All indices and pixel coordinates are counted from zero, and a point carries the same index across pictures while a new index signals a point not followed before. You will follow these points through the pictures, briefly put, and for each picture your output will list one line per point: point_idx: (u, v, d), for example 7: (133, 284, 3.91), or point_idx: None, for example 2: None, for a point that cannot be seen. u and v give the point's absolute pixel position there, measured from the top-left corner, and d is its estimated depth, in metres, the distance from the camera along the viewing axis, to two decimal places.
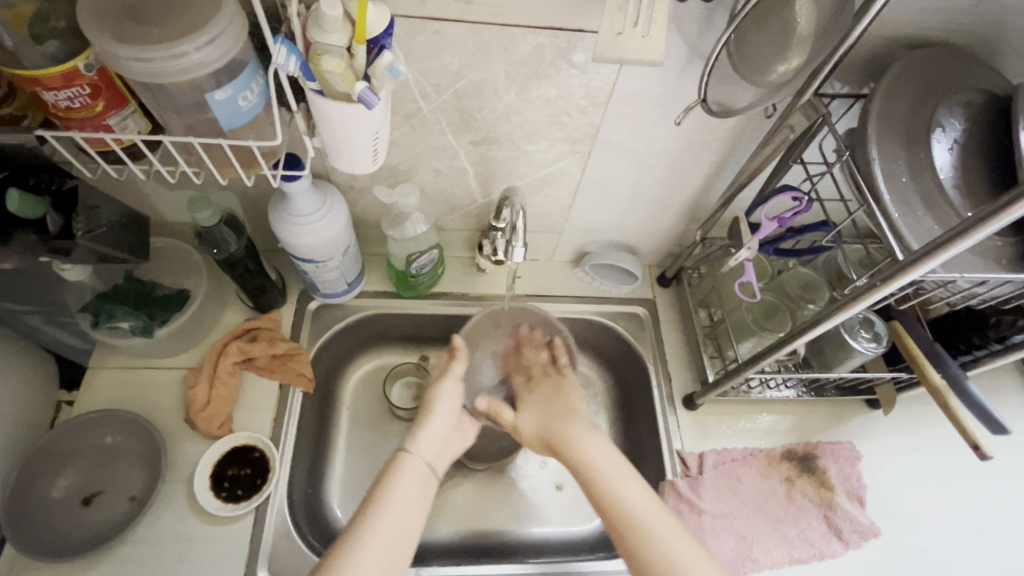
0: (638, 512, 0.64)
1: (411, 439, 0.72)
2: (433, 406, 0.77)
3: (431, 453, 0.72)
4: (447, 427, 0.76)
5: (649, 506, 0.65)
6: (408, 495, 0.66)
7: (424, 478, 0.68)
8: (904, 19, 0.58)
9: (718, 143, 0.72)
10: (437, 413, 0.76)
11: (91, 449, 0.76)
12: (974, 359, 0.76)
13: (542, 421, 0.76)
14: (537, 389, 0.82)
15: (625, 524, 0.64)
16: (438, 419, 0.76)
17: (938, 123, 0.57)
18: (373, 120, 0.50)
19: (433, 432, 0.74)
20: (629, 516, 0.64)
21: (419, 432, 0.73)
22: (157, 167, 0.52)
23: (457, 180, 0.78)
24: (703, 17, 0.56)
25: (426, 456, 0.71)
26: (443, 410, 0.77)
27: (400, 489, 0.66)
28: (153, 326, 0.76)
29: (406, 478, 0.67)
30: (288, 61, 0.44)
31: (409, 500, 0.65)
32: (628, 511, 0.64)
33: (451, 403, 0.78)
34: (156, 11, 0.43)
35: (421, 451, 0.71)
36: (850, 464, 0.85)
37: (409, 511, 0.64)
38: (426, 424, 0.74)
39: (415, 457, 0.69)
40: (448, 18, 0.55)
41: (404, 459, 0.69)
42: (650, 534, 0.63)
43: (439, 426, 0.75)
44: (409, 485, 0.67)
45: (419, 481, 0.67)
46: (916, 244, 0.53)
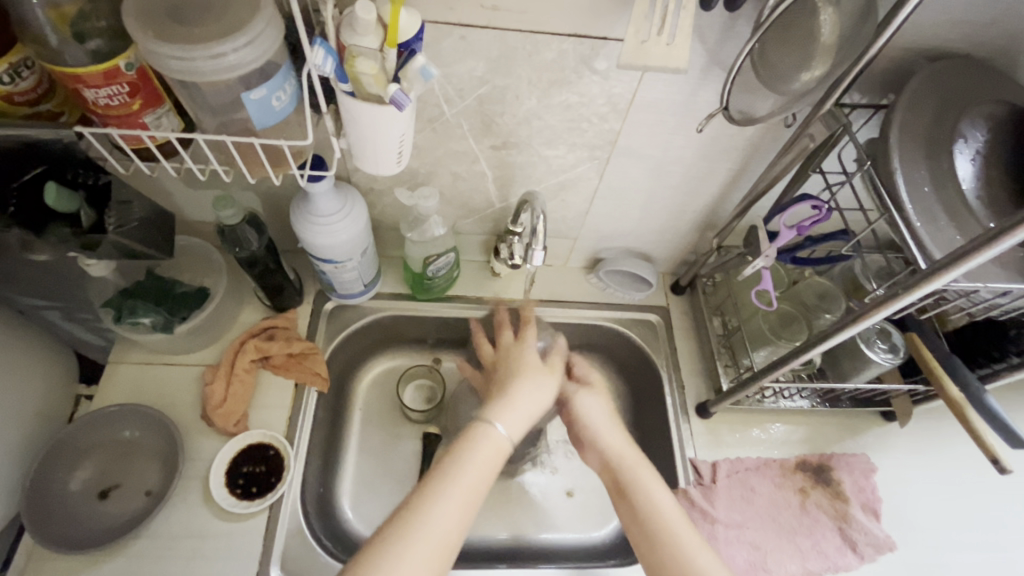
0: (674, 523, 0.63)
1: (496, 411, 0.66)
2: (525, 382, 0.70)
3: (513, 429, 0.66)
4: (537, 407, 0.69)
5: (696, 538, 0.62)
6: (481, 467, 0.61)
7: (499, 452, 0.63)
8: (926, 30, 0.58)
9: (736, 152, 0.73)
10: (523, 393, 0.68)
11: (109, 442, 0.76)
12: (992, 373, 0.75)
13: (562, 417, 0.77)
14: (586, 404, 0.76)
15: (661, 535, 0.63)
16: (527, 400, 0.68)
17: (960, 134, 0.58)
18: (402, 122, 0.50)
19: (518, 409, 0.67)
20: (672, 535, 0.62)
21: (506, 406, 0.67)
22: (189, 165, 0.53)
23: (475, 184, 0.79)
24: (727, 26, 0.57)
25: (508, 432, 0.65)
26: (537, 393, 0.70)
27: (476, 459, 0.61)
28: (173, 322, 0.77)
29: (483, 450, 0.62)
30: (324, 62, 0.45)
31: (480, 474, 0.60)
32: (661, 526, 0.63)
33: (541, 393, 0.70)
34: (196, 12, 0.45)
35: (504, 425, 0.65)
36: (865, 477, 0.85)
37: (478, 484, 0.59)
38: (513, 397, 0.68)
39: (496, 431, 0.64)
40: (474, 24, 0.56)
41: (486, 430, 0.63)
42: (690, 552, 0.61)
43: (528, 404, 0.68)
44: (486, 458, 0.61)
45: (495, 455, 0.62)
46: (939, 254, 0.53)
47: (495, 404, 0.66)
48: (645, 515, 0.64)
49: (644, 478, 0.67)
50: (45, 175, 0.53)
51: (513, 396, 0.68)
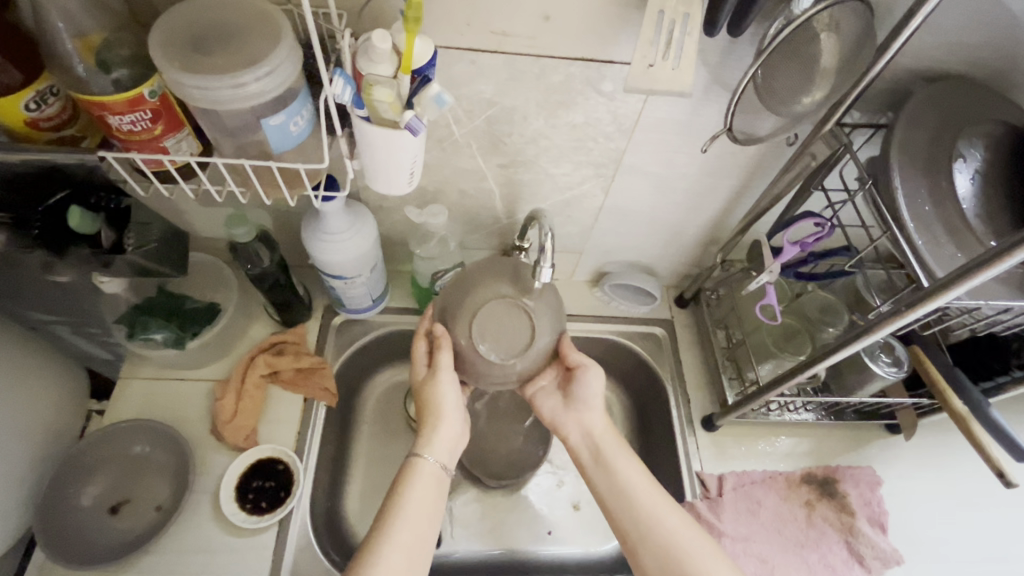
0: (630, 482, 0.68)
1: (421, 440, 0.69)
2: (436, 405, 0.69)
3: (446, 455, 0.69)
4: (456, 420, 0.71)
5: (670, 513, 0.66)
6: (424, 503, 0.65)
7: (438, 482, 0.67)
8: (923, 53, 0.60)
9: (739, 169, 0.74)
10: (442, 414, 0.69)
11: (120, 457, 0.77)
12: (996, 386, 0.75)
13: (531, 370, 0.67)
14: (580, 383, 0.73)
15: (621, 503, 0.67)
16: (447, 419, 0.70)
17: (959, 154, 0.59)
18: (415, 145, 0.52)
19: (444, 431, 0.69)
20: (644, 509, 0.66)
21: (429, 431, 0.69)
22: (207, 186, 0.54)
23: (483, 201, 0.80)
24: (729, 50, 0.59)
25: (440, 459, 0.68)
26: (449, 411, 0.70)
27: (414, 499, 0.65)
28: (185, 337, 0.79)
29: (419, 486, 0.66)
30: (343, 91, 0.46)
31: (424, 513, 0.64)
32: (630, 495, 0.67)
33: (455, 396, 0.70)
34: (219, 42, 0.46)
35: (435, 454, 0.68)
36: (871, 489, 0.85)
37: (424, 520, 0.64)
38: (433, 423, 0.69)
39: (426, 463, 0.67)
40: (484, 49, 0.58)
41: (418, 465, 0.67)
42: (650, 512, 0.66)
43: (451, 426, 0.70)
44: (425, 491, 0.66)
45: (434, 487, 0.66)
46: (940, 272, 0.55)
47: (421, 434, 0.69)
48: (618, 493, 0.68)
49: (613, 457, 0.70)
50: (69, 198, 0.54)
51: (431, 425, 0.69)
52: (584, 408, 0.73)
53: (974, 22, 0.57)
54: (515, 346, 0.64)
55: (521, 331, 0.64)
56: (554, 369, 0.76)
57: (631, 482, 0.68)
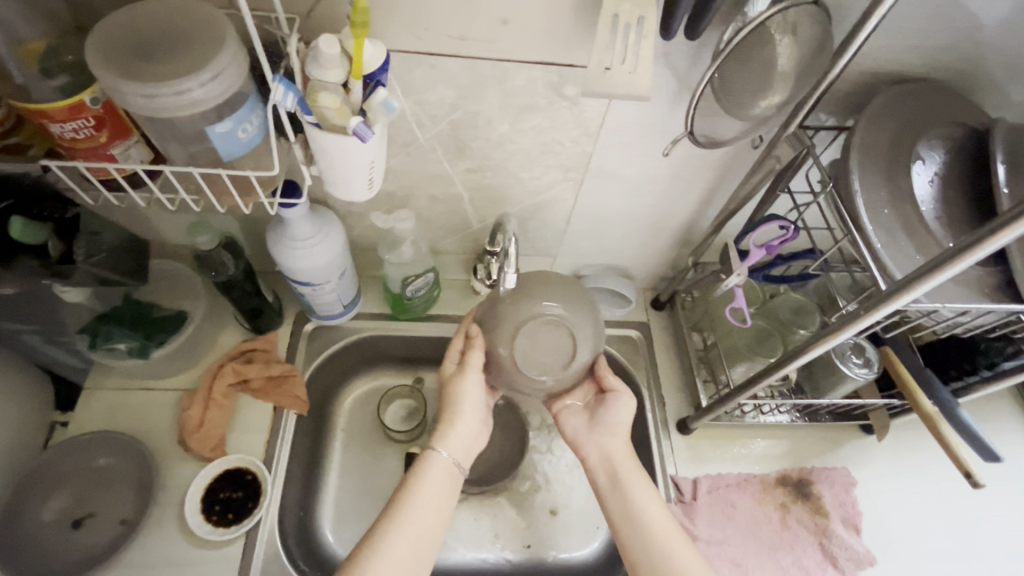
0: (648, 509, 0.68)
1: (440, 436, 0.69)
2: (457, 403, 0.70)
3: (460, 453, 0.69)
4: (475, 419, 0.71)
5: (675, 535, 0.67)
6: (433, 497, 0.65)
7: (449, 478, 0.67)
8: (883, 55, 0.60)
9: (709, 172, 0.74)
10: (462, 412, 0.70)
11: (83, 471, 0.76)
12: (966, 386, 0.76)
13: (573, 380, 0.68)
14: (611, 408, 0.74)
15: (636, 527, 0.67)
16: (465, 416, 0.70)
17: (918, 156, 0.59)
18: (369, 151, 0.51)
19: (463, 428, 0.70)
20: (654, 536, 0.66)
21: (448, 426, 0.69)
22: (158, 195, 0.53)
23: (452, 206, 0.79)
24: (691, 54, 0.58)
25: (454, 456, 0.68)
26: (470, 407, 0.70)
27: (425, 493, 0.65)
28: (150, 346, 0.78)
29: (432, 480, 0.66)
30: (286, 97, 0.45)
31: (432, 507, 0.64)
32: (646, 522, 0.67)
33: (477, 397, 0.71)
34: (162, 48, 0.45)
35: (450, 450, 0.68)
36: (845, 490, 0.85)
37: (431, 514, 0.64)
38: (453, 419, 0.69)
39: (442, 457, 0.67)
40: (443, 53, 0.57)
41: (430, 458, 0.67)
42: (664, 544, 0.65)
43: (469, 424, 0.70)
44: (435, 485, 0.66)
45: (447, 482, 0.66)
46: (898, 274, 0.54)
47: (439, 430, 0.70)
48: (628, 518, 0.68)
49: (630, 483, 0.70)
50: (13, 210, 0.53)
51: (449, 420, 0.69)
52: (609, 433, 0.73)
53: (934, 24, 0.57)
54: (552, 365, 0.66)
55: (560, 353, 0.66)
56: (585, 388, 0.76)
57: (646, 512, 0.68)
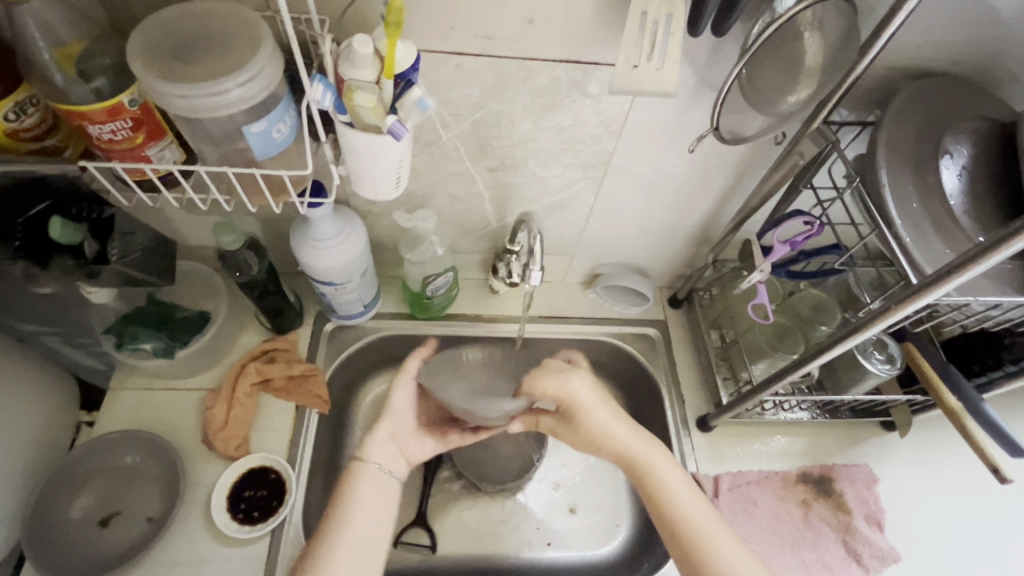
0: (684, 497, 0.65)
1: (363, 444, 0.69)
2: (386, 410, 0.72)
3: (386, 458, 0.68)
4: (402, 422, 0.72)
5: (686, 493, 0.65)
6: (366, 503, 0.64)
7: (381, 485, 0.66)
8: (906, 50, 0.60)
9: (728, 169, 0.74)
10: (390, 417, 0.72)
11: (109, 470, 0.76)
12: (990, 381, 0.75)
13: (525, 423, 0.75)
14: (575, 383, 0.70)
15: (679, 521, 0.63)
16: (392, 418, 0.72)
17: (946, 151, 0.59)
18: (400, 150, 0.51)
19: (385, 433, 0.70)
20: (667, 501, 0.64)
21: (369, 435, 0.70)
22: (191, 195, 0.54)
23: (472, 205, 0.80)
24: (713, 50, 0.59)
25: (379, 462, 0.67)
26: (397, 413, 0.72)
27: (357, 503, 0.64)
28: (175, 346, 0.78)
29: (360, 489, 0.65)
30: (323, 97, 0.46)
31: (369, 515, 0.63)
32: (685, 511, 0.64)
33: (407, 401, 0.73)
34: (199, 49, 0.46)
35: (375, 458, 0.67)
36: (867, 487, 0.85)
37: (369, 521, 0.63)
38: (378, 427, 0.70)
39: (369, 464, 0.67)
40: (469, 52, 0.58)
41: (357, 469, 0.66)
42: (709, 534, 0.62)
43: (394, 427, 0.71)
44: (369, 492, 0.65)
45: (378, 488, 0.65)
46: (929, 268, 0.54)
47: (365, 438, 0.70)
48: (656, 495, 0.65)
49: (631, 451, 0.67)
50: (51, 210, 0.54)
51: (375, 427, 0.70)
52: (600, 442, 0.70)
53: (958, 18, 0.57)
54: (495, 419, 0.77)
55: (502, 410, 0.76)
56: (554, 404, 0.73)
57: (671, 490, 0.65)
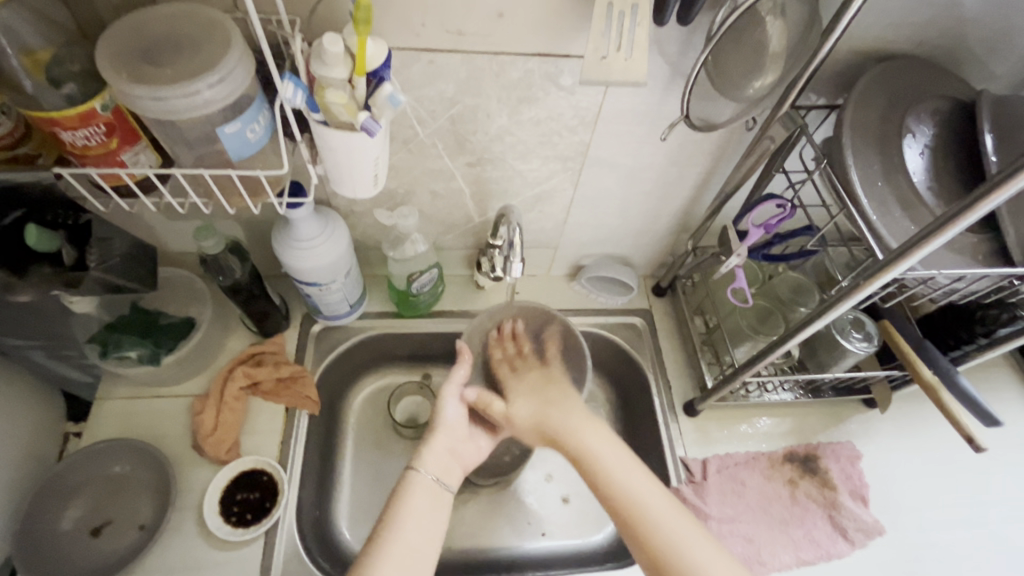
0: (653, 502, 0.64)
1: (418, 456, 0.70)
2: (437, 422, 0.73)
3: (440, 470, 0.69)
4: (456, 434, 0.73)
5: (610, 447, 0.68)
6: (419, 515, 0.64)
7: (433, 493, 0.67)
8: (869, 34, 0.62)
9: (703, 157, 0.75)
10: (444, 429, 0.72)
11: (100, 478, 0.76)
12: (965, 354, 0.78)
13: (535, 411, 0.74)
14: (523, 375, 0.79)
15: (646, 528, 0.62)
16: (444, 432, 0.72)
17: (908, 129, 0.61)
18: (375, 146, 0.52)
19: (441, 448, 0.71)
20: (646, 515, 0.63)
21: (425, 447, 0.70)
22: (168, 199, 0.54)
23: (454, 201, 0.80)
24: (682, 39, 0.60)
25: (434, 473, 0.68)
26: (450, 425, 0.73)
27: (410, 512, 0.64)
28: (160, 353, 0.78)
29: (416, 499, 0.66)
30: (295, 95, 0.47)
31: (422, 524, 0.64)
32: (653, 517, 0.62)
33: (457, 410, 0.74)
34: (169, 52, 0.46)
35: (429, 469, 0.68)
36: (851, 463, 0.87)
37: (422, 529, 0.63)
38: (434, 441, 0.71)
39: (422, 475, 0.67)
40: (441, 48, 0.59)
41: (411, 478, 0.67)
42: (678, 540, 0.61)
43: (448, 439, 0.72)
44: (421, 505, 0.65)
45: (430, 499, 0.66)
46: (894, 243, 0.56)
47: (418, 451, 0.70)
48: (613, 498, 0.65)
49: (556, 415, 0.72)
50: (26, 218, 0.55)
51: (430, 442, 0.71)
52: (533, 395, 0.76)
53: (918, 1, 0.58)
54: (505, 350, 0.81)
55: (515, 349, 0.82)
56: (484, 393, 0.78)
57: (637, 497, 0.64)
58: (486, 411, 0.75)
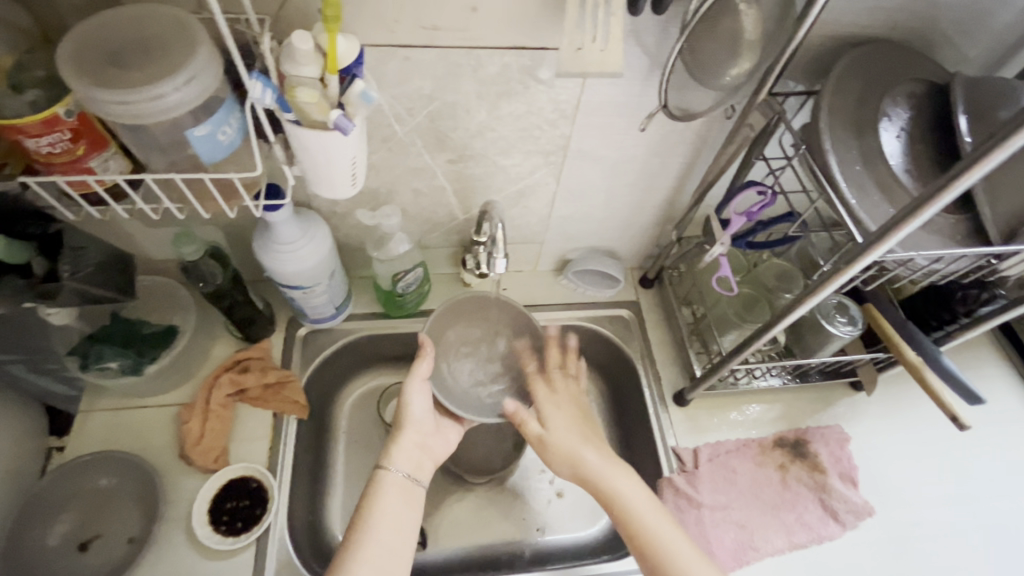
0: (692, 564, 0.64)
1: (388, 453, 0.70)
2: (405, 418, 0.72)
3: (412, 467, 0.70)
4: (421, 431, 0.72)
5: (648, 505, 0.68)
6: (392, 514, 0.65)
7: (405, 492, 0.67)
8: (844, 19, 0.62)
9: (685, 146, 0.75)
10: (411, 425, 0.72)
11: (86, 492, 0.75)
12: (946, 333, 0.79)
13: (575, 451, 0.72)
14: (558, 403, 0.76)
15: None
16: (411, 426, 0.72)
17: (884, 113, 0.61)
18: (350, 145, 0.51)
19: (411, 445, 0.71)
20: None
21: (394, 443, 0.70)
22: (140, 205, 0.53)
23: (436, 199, 0.80)
24: (659, 29, 0.59)
25: (405, 470, 0.69)
26: (418, 420, 0.72)
27: (382, 512, 0.65)
28: (143, 363, 0.77)
29: (388, 497, 0.66)
30: (264, 94, 0.46)
31: (394, 525, 0.64)
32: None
33: (423, 404, 0.73)
34: (134, 54, 0.45)
35: (400, 467, 0.69)
36: (840, 446, 0.88)
37: (394, 528, 0.64)
38: (404, 439, 0.71)
39: (395, 474, 0.68)
40: (417, 44, 0.58)
41: (381, 477, 0.68)
42: None
43: (419, 433, 0.72)
44: (393, 504, 0.66)
45: (402, 497, 0.67)
46: (872, 226, 0.56)
47: (388, 447, 0.70)
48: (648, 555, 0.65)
49: (602, 473, 0.70)
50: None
51: (399, 438, 0.71)
52: (564, 426, 0.74)
53: None
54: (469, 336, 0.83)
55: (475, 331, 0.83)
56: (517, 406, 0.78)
57: (677, 559, 0.64)
58: (519, 428, 0.74)
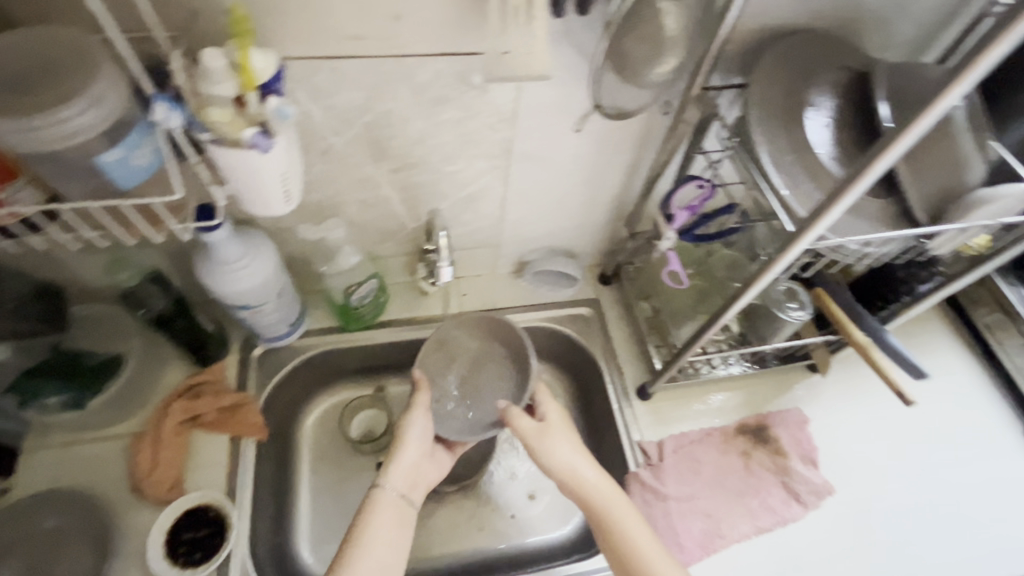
0: None
1: (384, 471, 0.69)
2: (402, 437, 0.72)
3: (405, 486, 0.69)
4: (419, 454, 0.72)
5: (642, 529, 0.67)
6: (387, 532, 0.64)
7: (399, 511, 0.66)
8: (769, 12, 0.63)
9: (628, 143, 0.76)
10: (410, 445, 0.72)
11: (30, 536, 0.72)
12: (892, 313, 0.82)
13: (573, 465, 0.70)
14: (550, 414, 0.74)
15: None
16: (409, 448, 0.72)
17: (811, 103, 0.63)
18: (277, 161, 0.50)
19: (405, 465, 0.71)
20: None
21: (391, 463, 0.70)
22: (60, 236, 0.51)
23: (384, 208, 0.79)
24: (588, 29, 0.59)
25: (399, 489, 0.68)
26: (417, 442, 0.73)
27: (375, 530, 0.64)
28: (86, 397, 0.75)
29: (382, 517, 0.65)
30: (171, 117, 0.45)
31: (387, 544, 0.63)
32: None
33: (423, 430, 0.74)
34: (30, 77, 0.43)
35: (394, 485, 0.68)
36: (800, 428, 0.89)
37: (389, 546, 0.63)
38: (402, 456, 0.71)
39: (390, 491, 0.67)
40: (343, 55, 0.57)
41: (376, 495, 0.67)
42: None
43: (416, 454, 0.72)
44: (387, 522, 0.65)
45: (396, 516, 0.66)
46: (803, 213, 0.57)
47: (385, 467, 0.70)
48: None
49: (600, 492, 0.68)
50: None
51: (394, 459, 0.71)
52: (560, 435, 0.72)
53: None
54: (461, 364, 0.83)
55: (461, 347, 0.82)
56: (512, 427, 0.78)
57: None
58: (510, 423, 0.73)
